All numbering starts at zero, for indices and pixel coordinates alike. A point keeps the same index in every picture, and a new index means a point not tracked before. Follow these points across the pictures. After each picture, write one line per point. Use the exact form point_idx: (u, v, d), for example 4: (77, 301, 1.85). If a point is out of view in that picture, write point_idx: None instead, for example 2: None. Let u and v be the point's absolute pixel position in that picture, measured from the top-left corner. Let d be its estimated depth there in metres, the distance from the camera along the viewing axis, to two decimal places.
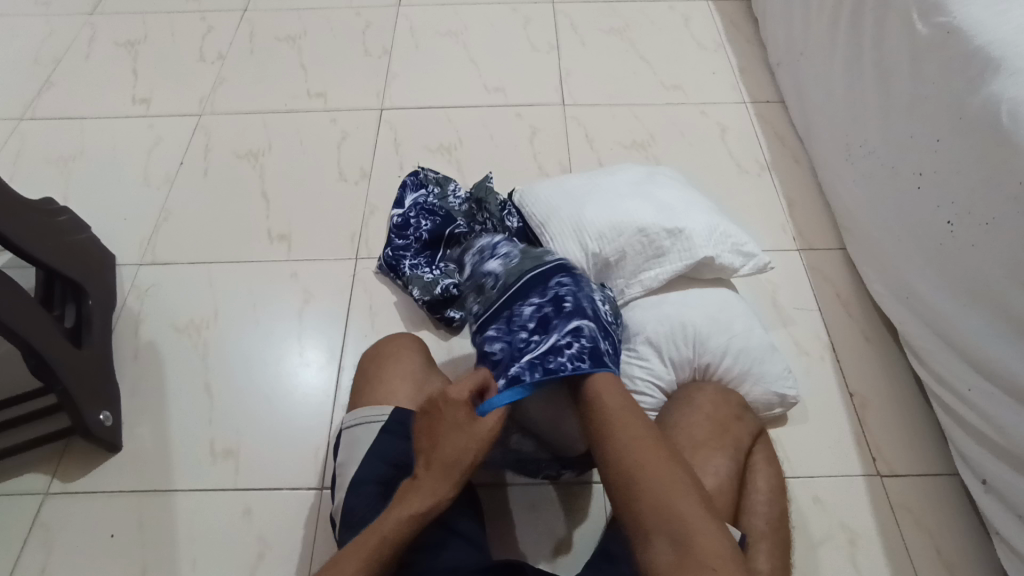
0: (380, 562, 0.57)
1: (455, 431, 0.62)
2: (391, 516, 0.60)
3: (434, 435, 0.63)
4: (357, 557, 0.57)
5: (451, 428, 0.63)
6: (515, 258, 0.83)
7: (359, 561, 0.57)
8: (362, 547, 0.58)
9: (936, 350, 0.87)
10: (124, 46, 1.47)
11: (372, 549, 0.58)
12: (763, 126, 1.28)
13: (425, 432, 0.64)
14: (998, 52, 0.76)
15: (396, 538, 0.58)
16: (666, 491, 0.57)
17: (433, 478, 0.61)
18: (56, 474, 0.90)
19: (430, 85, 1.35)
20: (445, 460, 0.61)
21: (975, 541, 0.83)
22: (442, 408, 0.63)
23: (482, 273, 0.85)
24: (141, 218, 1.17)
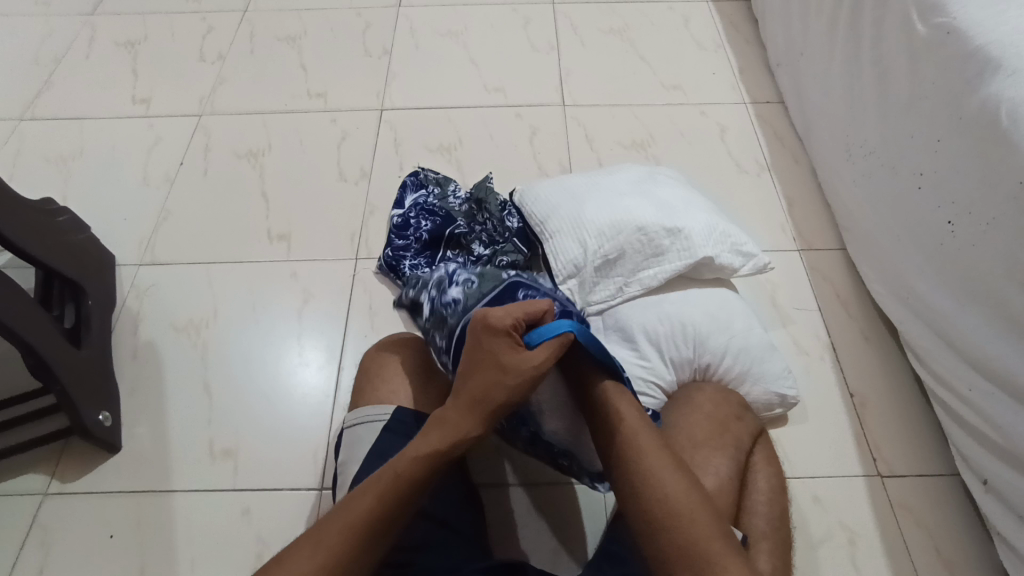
0: (397, 495, 0.56)
1: (491, 363, 0.61)
2: (416, 448, 0.59)
3: (471, 365, 0.62)
4: (373, 492, 0.57)
5: (488, 357, 0.61)
6: (479, 281, 0.80)
7: (374, 496, 0.56)
8: (378, 482, 0.57)
9: (936, 350, 0.87)
10: (124, 46, 1.47)
11: (388, 483, 0.57)
12: (763, 126, 1.28)
13: (465, 362, 0.63)
14: (996, 53, 0.76)
15: (415, 473, 0.57)
16: (678, 499, 0.57)
17: (463, 411, 0.60)
18: (55, 474, 0.90)
19: (430, 85, 1.35)
20: (477, 394, 0.60)
21: (975, 541, 0.83)
22: (482, 335, 0.62)
23: (443, 304, 0.82)
24: (140, 217, 1.17)
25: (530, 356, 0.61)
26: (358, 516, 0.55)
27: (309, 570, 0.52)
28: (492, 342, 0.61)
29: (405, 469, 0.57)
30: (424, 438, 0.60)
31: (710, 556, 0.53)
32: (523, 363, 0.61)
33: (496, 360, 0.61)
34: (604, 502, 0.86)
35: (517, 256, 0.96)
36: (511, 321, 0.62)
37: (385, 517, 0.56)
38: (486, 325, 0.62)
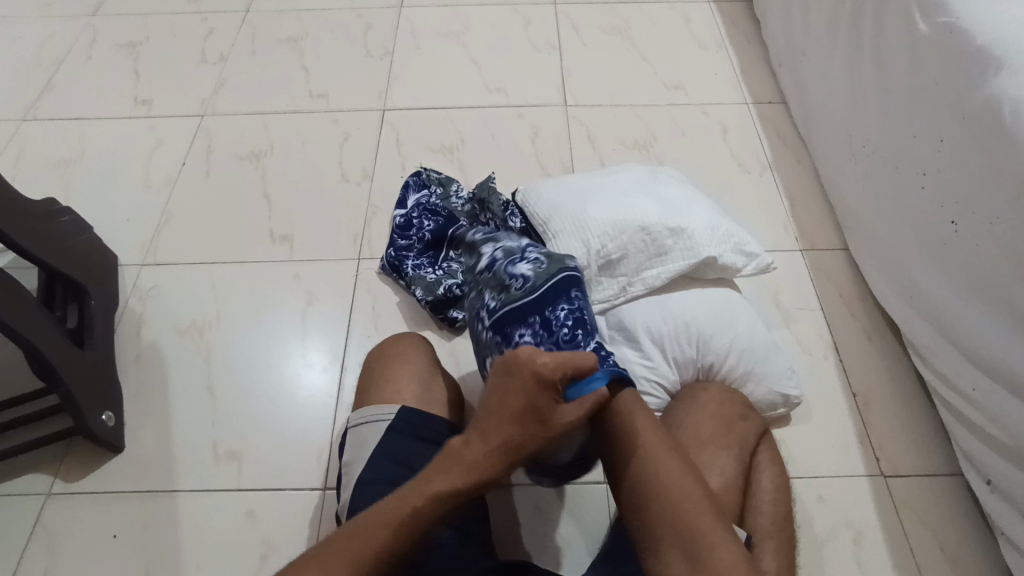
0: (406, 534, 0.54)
1: (530, 414, 0.57)
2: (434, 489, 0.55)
3: (507, 409, 0.57)
4: (380, 531, 0.53)
5: (529, 406, 0.57)
6: (553, 264, 0.80)
7: (382, 533, 0.53)
8: (386, 520, 0.54)
9: (939, 350, 0.87)
10: (125, 48, 1.47)
11: (398, 522, 0.53)
12: (765, 126, 1.28)
13: (498, 401, 0.58)
14: (999, 51, 0.76)
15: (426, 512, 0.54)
16: (677, 492, 0.57)
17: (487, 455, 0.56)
18: (58, 476, 0.90)
19: (432, 86, 1.35)
20: (507, 442, 0.56)
21: (980, 540, 0.83)
22: (527, 383, 0.57)
23: (508, 273, 0.80)
24: (142, 219, 1.17)
25: (566, 413, 0.59)
26: (362, 554, 0.52)
27: None
28: (536, 392, 0.57)
29: (416, 509, 0.54)
30: (439, 477, 0.56)
31: (708, 550, 0.53)
32: (562, 421, 0.58)
33: (535, 411, 0.57)
34: (608, 501, 0.86)
35: None
36: (558, 372, 0.58)
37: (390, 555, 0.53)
38: (533, 370, 0.57)
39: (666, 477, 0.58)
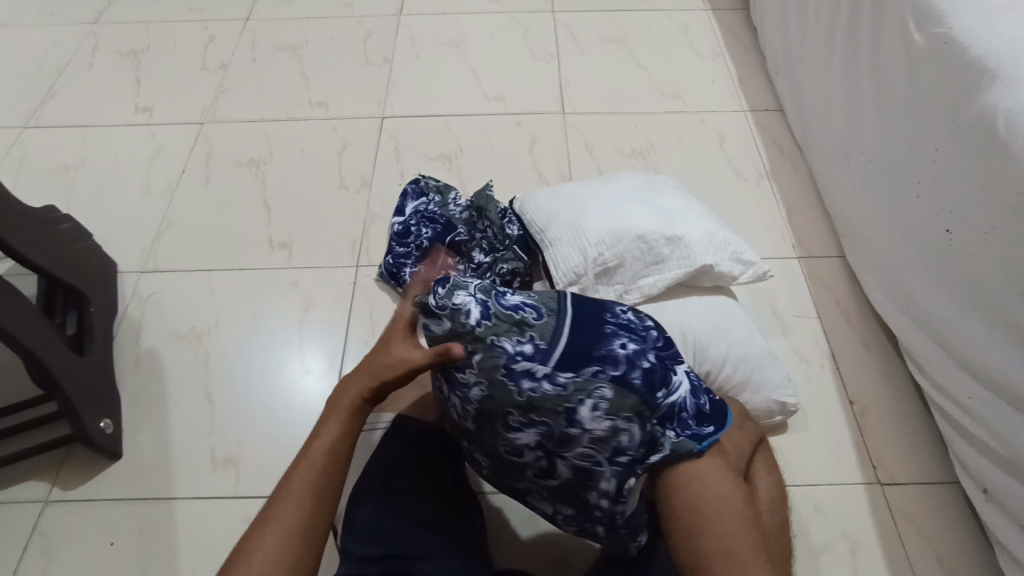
0: (320, 490, 0.58)
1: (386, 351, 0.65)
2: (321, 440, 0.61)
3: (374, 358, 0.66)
4: (298, 496, 0.57)
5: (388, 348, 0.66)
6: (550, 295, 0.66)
7: (301, 493, 0.57)
8: (298, 487, 0.58)
9: (935, 358, 0.87)
10: (126, 56, 1.48)
11: (309, 486, 0.58)
12: (761, 134, 1.29)
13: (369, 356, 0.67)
14: (994, 62, 0.77)
15: (327, 468, 0.59)
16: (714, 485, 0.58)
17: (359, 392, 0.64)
18: (56, 483, 0.90)
19: (431, 94, 1.36)
20: (371, 379, 0.64)
21: (976, 549, 0.83)
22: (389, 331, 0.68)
23: (513, 306, 0.61)
24: (142, 226, 1.17)
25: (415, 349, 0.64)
26: (288, 521, 0.56)
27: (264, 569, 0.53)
28: (395, 338, 0.67)
29: (320, 467, 0.59)
30: (332, 426, 0.62)
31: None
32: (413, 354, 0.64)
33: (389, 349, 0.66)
34: None
35: (517, 263, 0.97)
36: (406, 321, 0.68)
37: (313, 516, 0.57)
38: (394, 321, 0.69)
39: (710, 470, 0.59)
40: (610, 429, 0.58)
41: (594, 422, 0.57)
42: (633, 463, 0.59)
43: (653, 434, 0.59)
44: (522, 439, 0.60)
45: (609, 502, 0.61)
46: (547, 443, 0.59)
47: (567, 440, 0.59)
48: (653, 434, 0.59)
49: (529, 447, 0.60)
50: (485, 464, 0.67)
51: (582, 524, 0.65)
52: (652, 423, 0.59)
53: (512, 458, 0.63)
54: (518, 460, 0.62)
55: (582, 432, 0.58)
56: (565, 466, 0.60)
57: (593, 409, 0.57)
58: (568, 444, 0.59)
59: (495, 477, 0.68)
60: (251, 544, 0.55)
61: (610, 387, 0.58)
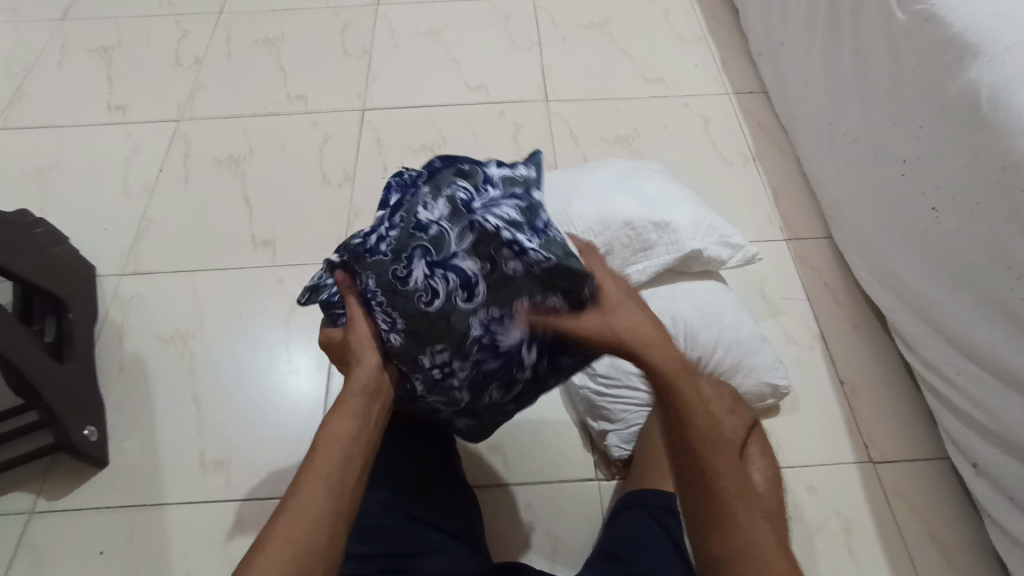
0: (340, 477, 0.50)
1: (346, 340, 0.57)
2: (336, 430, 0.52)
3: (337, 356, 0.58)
4: (317, 484, 0.50)
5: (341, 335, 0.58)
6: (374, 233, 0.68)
7: (320, 484, 0.50)
8: (319, 479, 0.50)
9: (924, 336, 0.88)
10: (97, 54, 1.44)
11: (325, 479, 0.50)
12: (745, 117, 1.28)
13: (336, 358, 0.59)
14: (975, 38, 0.77)
15: (346, 454, 0.51)
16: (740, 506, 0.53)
17: (366, 367, 0.56)
18: (41, 493, 0.88)
19: (411, 85, 1.34)
20: (359, 362, 0.56)
21: (967, 522, 0.84)
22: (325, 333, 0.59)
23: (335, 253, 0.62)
24: (121, 229, 1.15)
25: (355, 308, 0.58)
26: (309, 517, 0.48)
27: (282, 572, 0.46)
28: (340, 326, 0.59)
29: (334, 456, 0.51)
30: (341, 416, 0.53)
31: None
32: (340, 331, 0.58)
33: (338, 339, 0.58)
34: (600, 499, 0.85)
35: None
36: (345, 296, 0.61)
37: (338, 502, 0.50)
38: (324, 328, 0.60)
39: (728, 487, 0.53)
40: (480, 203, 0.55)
41: (437, 210, 0.56)
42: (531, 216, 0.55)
43: (513, 180, 0.57)
44: (418, 285, 0.55)
45: (541, 255, 0.52)
46: (437, 270, 0.55)
47: (457, 248, 0.54)
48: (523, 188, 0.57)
49: (434, 288, 0.55)
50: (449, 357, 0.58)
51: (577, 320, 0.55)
52: (502, 180, 0.57)
53: (432, 317, 0.56)
54: (434, 314, 0.55)
55: (461, 222, 0.54)
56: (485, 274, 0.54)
57: (428, 205, 0.56)
58: (447, 242, 0.55)
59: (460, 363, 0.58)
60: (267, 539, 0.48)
61: (449, 177, 0.57)
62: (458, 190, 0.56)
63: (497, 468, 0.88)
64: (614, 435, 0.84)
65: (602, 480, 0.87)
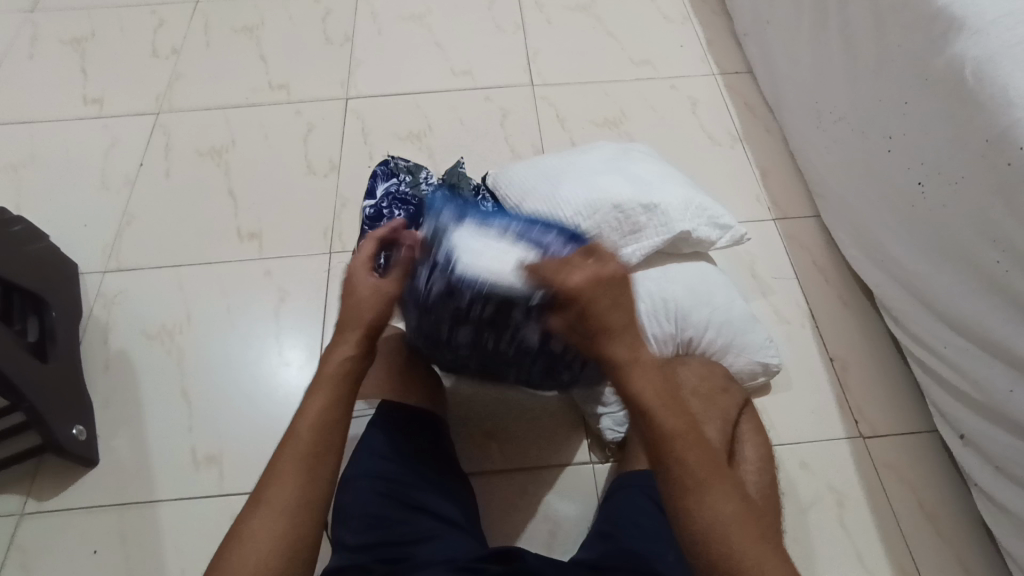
0: (313, 457, 0.55)
1: (353, 308, 0.62)
2: (308, 414, 0.56)
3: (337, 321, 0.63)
4: (289, 473, 0.54)
5: (359, 298, 0.62)
6: None
7: (299, 470, 0.54)
8: (291, 462, 0.54)
9: (912, 310, 0.88)
10: (71, 45, 1.40)
11: (299, 463, 0.54)
12: (733, 97, 1.28)
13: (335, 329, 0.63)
14: (959, 11, 0.76)
15: (312, 444, 0.55)
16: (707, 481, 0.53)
17: (346, 353, 0.59)
18: (31, 493, 0.87)
19: (395, 71, 1.32)
20: (349, 339, 0.60)
21: (954, 492, 0.85)
22: (351, 280, 0.64)
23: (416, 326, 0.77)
24: (102, 224, 1.12)
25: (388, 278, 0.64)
26: (281, 504, 0.52)
27: (268, 549, 0.51)
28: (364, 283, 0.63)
29: (298, 450, 0.55)
30: (316, 401, 0.57)
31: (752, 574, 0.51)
32: (364, 290, 0.62)
33: (352, 300, 0.62)
34: (595, 481, 0.86)
35: None
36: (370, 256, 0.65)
37: (310, 487, 0.54)
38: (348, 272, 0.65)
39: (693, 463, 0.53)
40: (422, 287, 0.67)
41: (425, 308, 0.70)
42: (449, 273, 0.64)
43: (415, 258, 0.66)
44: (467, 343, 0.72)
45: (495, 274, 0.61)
46: (467, 325, 0.68)
47: (455, 309, 0.67)
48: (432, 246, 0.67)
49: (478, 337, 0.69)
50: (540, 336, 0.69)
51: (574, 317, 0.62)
52: (440, 261, 0.65)
53: (497, 349, 0.72)
54: (494, 334, 0.69)
55: (435, 299, 0.67)
56: (487, 305, 0.65)
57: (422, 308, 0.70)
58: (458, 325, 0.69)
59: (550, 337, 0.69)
60: (245, 533, 0.51)
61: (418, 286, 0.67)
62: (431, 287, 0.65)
63: (491, 454, 0.88)
64: (608, 418, 0.84)
65: (596, 462, 0.87)
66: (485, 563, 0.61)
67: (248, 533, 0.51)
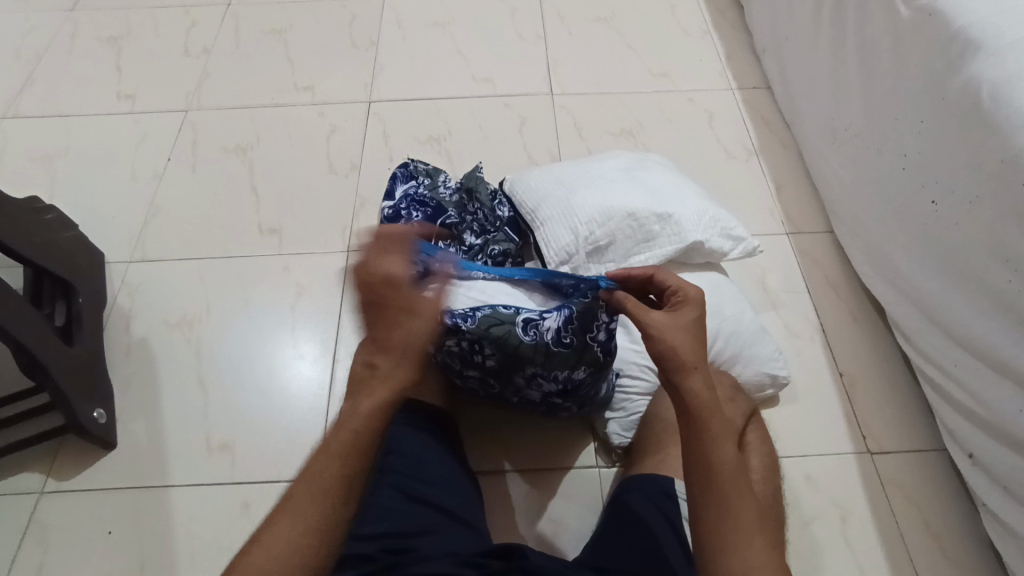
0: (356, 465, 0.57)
1: (417, 328, 0.61)
2: (359, 417, 0.58)
3: (390, 336, 0.61)
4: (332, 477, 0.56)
5: (422, 318, 0.61)
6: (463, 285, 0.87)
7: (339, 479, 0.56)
8: (335, 466, 0.56)
9: (924, 329, 0.88)
10: (106, 42, 1.45)
11: (344, 470, 0.56)
12: (750, 112, 1.29)
13: (383, 344, 0.61)
14: (978, 33, 0.77)
15: (353, 463, 0.56)
16: (731, 484, 0.55)
17: (405, 376, 0.61)
18: (51, 473, 0.90)
19: (418, 77, 1.35)
20: (410, 364, 0.61)
21: (962, 513, 0.85)
22: (402, 300, 0.61)
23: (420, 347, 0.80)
24: (129, 215, 1.16)
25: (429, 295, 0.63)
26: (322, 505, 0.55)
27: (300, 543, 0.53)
28: (419, 302, 0.62)
29: (341, 465, 0.56)
30: (369, 405, 0.58)
31: None
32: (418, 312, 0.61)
33: (406, 316, 0.61)
34: (600, 486, 0.86)
35: (508, 244, 0.94)
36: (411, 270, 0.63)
37: (343, 504, 0.55)
38: (378, 275, 0.61)
39: (718, 457, 0.56)
40: None
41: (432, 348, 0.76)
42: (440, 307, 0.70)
43: None
44: (468, 381, 0.79)
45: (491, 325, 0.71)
46: (467, 369, 0.76)
47: (455, 342, 0.72)
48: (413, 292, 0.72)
49: (478, 378, 0.77)
50: (538, 371, 0.73)
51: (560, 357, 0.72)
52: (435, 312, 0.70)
53: (496, 391, 0.80)
54: (497, 364, 0.73)
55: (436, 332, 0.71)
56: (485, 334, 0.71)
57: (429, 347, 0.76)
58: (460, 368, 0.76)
59: (546, 371, 0.73)
60: (282, 522, 0.54)
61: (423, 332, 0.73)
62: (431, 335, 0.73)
63: (498, 454, 0.89)
64: (615, 423, 0.85)
65: (602, 467, 0.88)
66: (487, 559, 0.62)
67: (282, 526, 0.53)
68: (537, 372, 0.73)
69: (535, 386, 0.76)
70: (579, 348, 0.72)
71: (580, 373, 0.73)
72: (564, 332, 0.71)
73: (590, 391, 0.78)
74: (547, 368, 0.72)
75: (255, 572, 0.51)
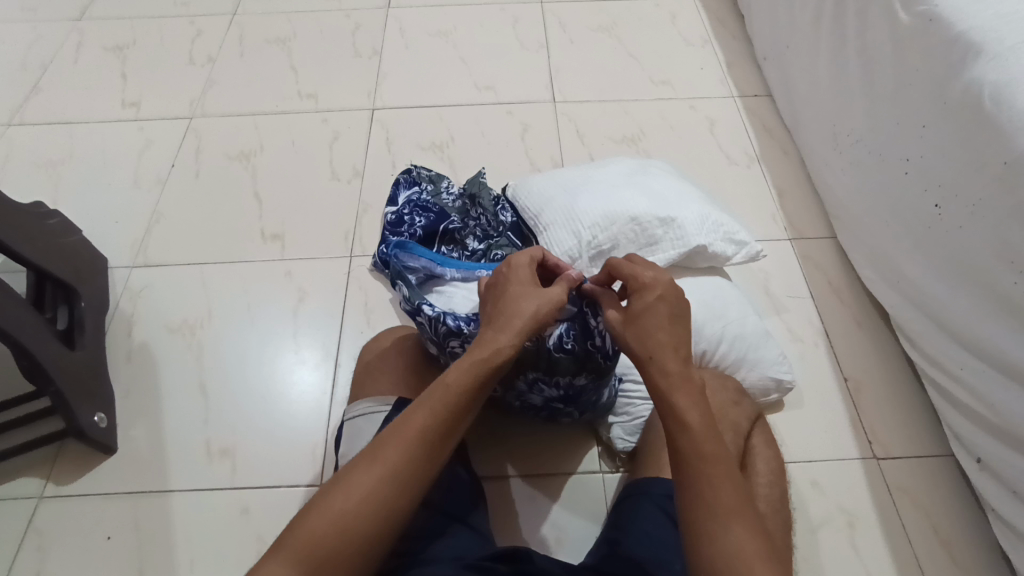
0: (437, 431, 0.58)
1: (522, 298, 0.62)
2: (448, 382, 0.59)
3: (495, 308, 0.63)
4: (408, 436, 0.57)
5: (530, 291, 0.63)
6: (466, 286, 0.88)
7: (415, 443, 0.57)
8: (415, 426, 0.57)
9: (929, 332, 0.88)
10: (112, 51, 1.46)
11: (420, 432, 0.57)
12: (751, 119, 1.30)
13: (490, 318, 0.63)
14: (978, 38, 0.78)
15: (438, 426, 0.58)
16: (712, 460, 0.53)
17: (507, 343, 0.60)
18: (50, 478, 0.89)
19: (421, 85, 1.36)
20: (512, 330, 0.60)
21: (969, 517, 0.84)
22: (510, 277, 0.65)
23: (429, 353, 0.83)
24: (132, 221, 1.16)
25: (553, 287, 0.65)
26: (394, 464, 0.56)
27: (369, 489, 0.54)
28: (530, 279, 0.65)
29: (425, 426, 0.57)
30: (456, 374, 0.59)
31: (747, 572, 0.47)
32: (523, 294, 0.63)
33: (514, 296, 0.63)
34: (605, 491, 0.85)
35: (511, 249, 0.94)
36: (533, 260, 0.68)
37: (419, 468, 0.56)
38: (506, 265, 0.66)
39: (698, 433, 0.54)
40: (427, 324, 0.74)
41: (435, 348, 0.77)
42: (439, 315, 0.72)
43: (408, 300, 0.75)
44: None
45: None
46: None
47: (458, 343, 0.73)
48: (417, 296, 0.75)
49: None
50: (539, 376, 0.74)
51: (562, 366, 0.72)
52: (435, 320, 0.72)
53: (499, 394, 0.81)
54: None
55: (440, 334, 0.73)
56: None
57: (434, 347, 0.78)
58: None
59: (548, 377, 0.74)
60: (351, 476, 0.55)
61: (425, 334, 0.76)
62: (433, 339, 0.75)
63: (500, 459, 0.88)
64: (619, 427, 0.85)
65: (607, 472, 0.87)
66: (494, 563, 0.61)
67: (353, 476, 0.55)
68: (539, 377, 0.74)
69: (537, 391, 0.77)
70: (579, 355, 0.71)
71: (581, 379, 0.74)
72: (564, 338, 0.70)
73: (591, 396, 0.78)
74: (547, 371, 0.73)
75: (332, 507, 0.53)
